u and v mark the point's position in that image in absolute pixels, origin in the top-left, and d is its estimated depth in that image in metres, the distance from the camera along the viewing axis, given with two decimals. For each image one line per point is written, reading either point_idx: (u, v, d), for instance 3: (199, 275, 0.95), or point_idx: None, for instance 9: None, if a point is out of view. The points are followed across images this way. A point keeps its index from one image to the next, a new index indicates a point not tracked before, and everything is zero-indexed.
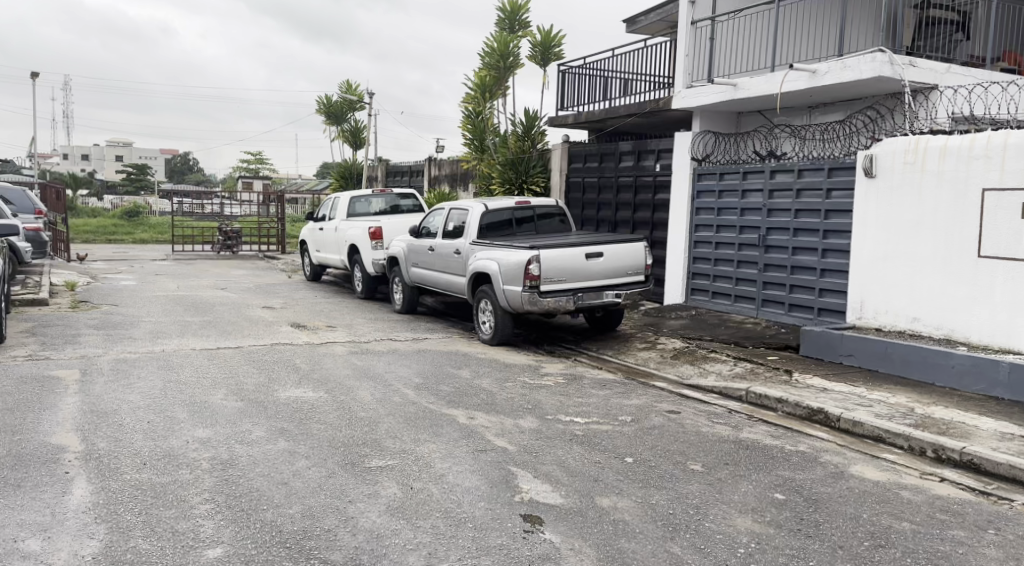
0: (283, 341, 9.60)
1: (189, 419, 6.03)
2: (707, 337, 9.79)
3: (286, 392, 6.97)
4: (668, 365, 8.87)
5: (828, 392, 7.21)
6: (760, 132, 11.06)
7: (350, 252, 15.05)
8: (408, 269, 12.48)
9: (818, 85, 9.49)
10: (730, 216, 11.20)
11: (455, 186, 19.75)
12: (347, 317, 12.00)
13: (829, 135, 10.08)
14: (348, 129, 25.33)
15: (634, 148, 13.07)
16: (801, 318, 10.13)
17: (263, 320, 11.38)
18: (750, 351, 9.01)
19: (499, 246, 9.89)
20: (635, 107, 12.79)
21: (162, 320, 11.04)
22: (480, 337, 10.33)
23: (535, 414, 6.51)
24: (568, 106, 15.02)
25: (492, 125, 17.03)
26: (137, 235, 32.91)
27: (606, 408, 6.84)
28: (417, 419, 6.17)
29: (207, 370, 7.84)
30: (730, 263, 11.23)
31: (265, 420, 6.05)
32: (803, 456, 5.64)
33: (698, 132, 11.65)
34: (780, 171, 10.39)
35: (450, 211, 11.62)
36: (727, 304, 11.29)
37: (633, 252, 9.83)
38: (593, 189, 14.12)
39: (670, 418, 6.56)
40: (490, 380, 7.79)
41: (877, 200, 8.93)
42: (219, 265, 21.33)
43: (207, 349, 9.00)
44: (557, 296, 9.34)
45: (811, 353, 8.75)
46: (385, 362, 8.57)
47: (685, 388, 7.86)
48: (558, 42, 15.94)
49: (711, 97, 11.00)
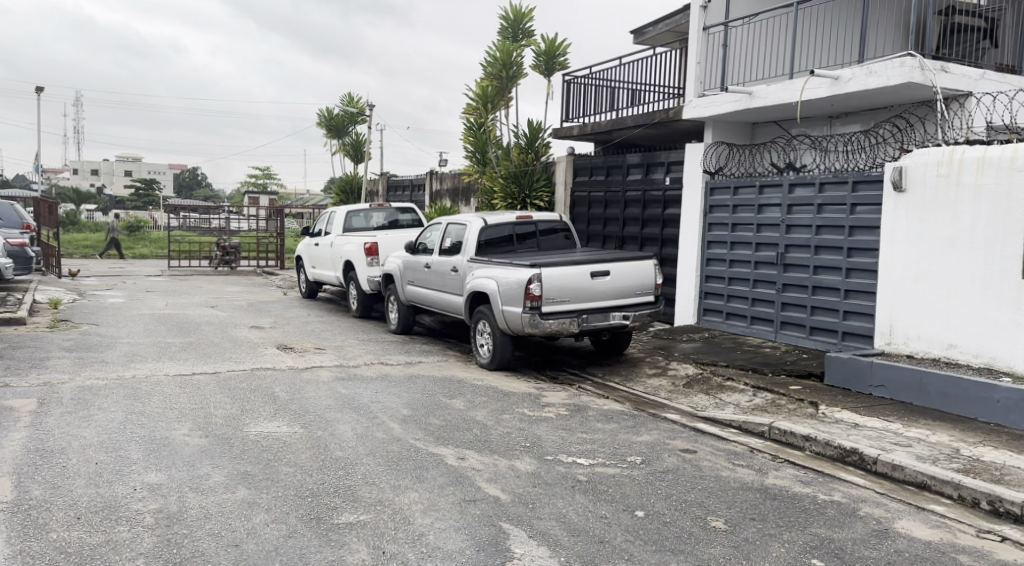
0: (265, 365, 8.93)
1: (143, 461, 5.34)
2: (723, 362, 9.09)
3: (258, 427, 6.28)
4: (681, 395, 8.16)
5: (861, 429, 6.50)
6: (778, 144, 10.39)
7: (345, 268, 14.41)
8: (404, 287, 11.83)
9: (841, 92, 8.82)
10: (746, 233, 10.52)
11: (456, 201, 19.16)
12: (338, 338, 11.34)
13: (853, 146, 9.41)
14: (349, 143, 24.80)
15: (643, 161, 12.43)
16: (823, 342, 9.41)
17: (249, 341, 10.73)
18: (769, 379, 8.30)
19: (498, 264, 9.23)
20: (644, 118, 12.15)
21: (140, 341, 10.39)
22: (477, 360, 9.65)
23: (533, 454, 5.81)
24: (573, 117, 14.44)
25: (495, 137, 16.42)
26: (136, 250, 32.39)
27: (614, 446, 6.13)
28: (399, 461, 5.48)
29: (176, 400, 7.16)
30: (745, 282, 10.54)
31: (227, 462, 5.36)
32: (840, 509, 4.92)
33: (710, 143, 10.98)
34: (800, 185, 9.72)
35: (447, 226, 10.97)
36: (743, 326, 10.59)
37: (643, 271, 9.17)
38: (599, 204, 13.47)
39: (685, 459, 5.85)
40: (485, 412, 7.09)
41: (907, 215, 8.24)
42: (214, 281, 20.72)
43: (182, 375, 8.31)
44: (560, 318, 8.66)
45: (837, 382, 8.05)
46: (373, 390, 7.88)
47: (700, 422, 7.15)
48: (563, 51, 15.35)
49: (724, 106, 10.35)
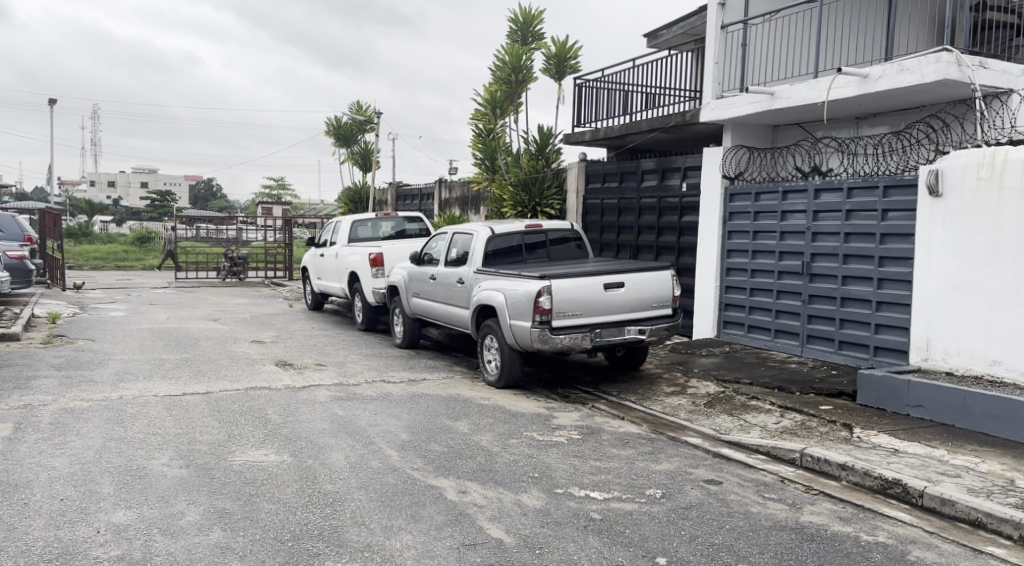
0: (261, 385, 8.45)
1: (113, 497, 4.86)
2: (746, 379, 8.52)
3: (244, 455, 5.79)
4: (702, 415, 7.60)
5: (901, 457, 5.94)
6: (801, 147, 9.84)
7: (350, 280, 13.96)
8: (409, 300, 11.35)
9: (870, 91, 8.28)
10: (768, 241, 9.97)
11: (465, 210, 18.71)
12: (341, 354, 10.85)
13: (883, 149, 8.86)
14: (357, 151, 24.43)
15: (658, 166, 11.92)
16: (853, 357, 8.83)
17: (247, 357, 10.27)
18: (797, 398, 7.76)
19: (505, 275, 8.72)
20: (659, 121, 11.63)
21: (134, 358, 9.95)
22: (485, 377, 9.14)
23: (542, 486, 5.28)
24: (584, 121, 13.95)
25: (504, 143, 15.96)
26: (146, 262, 32.20)
27: (630, 476, 5.59)
28: (394, 496, 4.96)
29: (161, 425, 6.69)
30: (768, 293, 9.98)
31: (204, 498, 4.87)
32: (887, 553, 4.36)
33: (729, 147, 10.44)
34: (827, 190, 9.18)
35: (454, 235, 10.50)
36: (766, 340, 10.02)
37: (660, 282, 8.64)
38: (612, 211, 12.95)
39: (710, 492, 5.31)
40: (491, 436, 6.57)
41: (944, 222, 7.67)
42: (220, 293, 20.31)
43: (171, 396, 7.84)
44: (572, 333, 8.14)
45: (871, 402, 7.48)
46: (372, 411, 7.38)
47: (724, 447, 6.60)
48: (574, 54, 14.87)
49: (745, 108, 9.82)
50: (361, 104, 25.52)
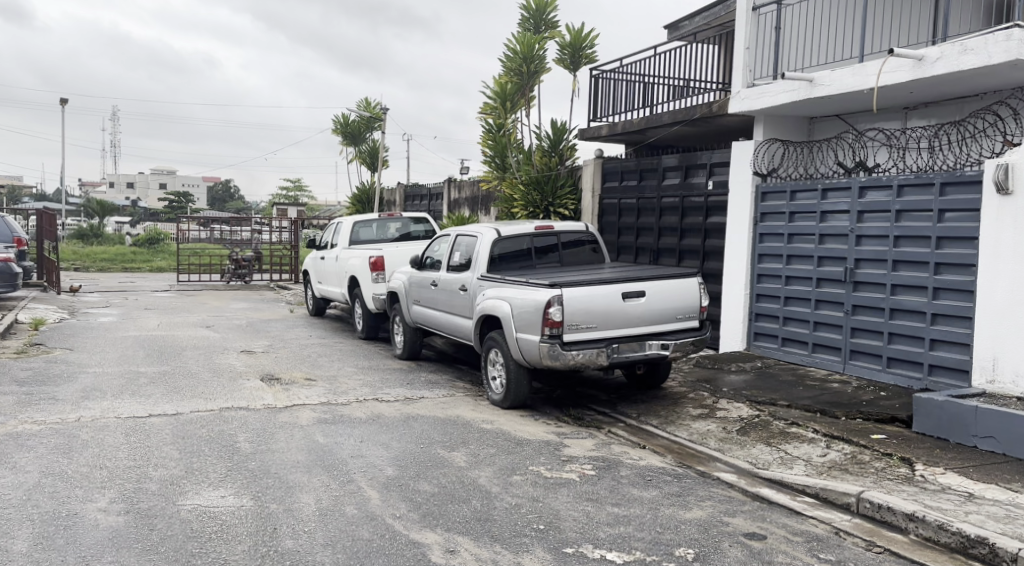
0: (238, 404, 7.57)
1: (22, 558, 3.96)
2: (783, 401, 7.56)
3: (197, 499, 4.89)
4: (735, 443, 6.65)
5: (981, 505, 4.96)
6: (843, 140, 8.87)
7: (350, 285, 13.10)
8: (409, 308, 10.48)
9: (925, 76, 7.29)
10: (805, 245, 9.00)
11: (476, 211, 17.81)
12: (334, 366, 9.98)
13: (939, 141, 7.84)
14: (365, 150, 23.59)
15: (681, 163, 10.96)
16: (904, 377, 7.81)
17: (231, 370, 9.40)
18: (844, 426, 6.80)
19: (511, 283, 7.80)
20: (683, 114, 10.68)
21: (108, 372, 9.11)
22: (489, 395, 8.22)
23: (550, 543, 4.36)
24: (601, 115, 13.01)
25: (516, 139, 15.06)
26: (151, 264, 31.50)
27: (655, 529, 4.64)
28: (366, 558, 4.05)
29: (112, 456, 5.80)
30: (806, 302, 8.99)
31: (134, 560, 3.98)
32: None
33: (761, 141, 9.48)
34: (873, 187, 8.19)
35: (457, 237, 9.61)
36: (803, 355, 9.03)
37: (686, 291, 7.68)
38: (630, 212, 12.00)
39: (754, 552, 4.36)
40: (490, 472, 5.65)
41: (1015, 224, 6.66)
42: (219, 297, 19.49)
43: (136, 418, 6.96)
44: (586, 348, 7.20)
45: (930, 431, 6.50)
46: (358, 438, 6.48)
47: (764, 487, 5.65)
48: (590, 42, 13.92)
49: (780, 97, 8.85)
50: (369, 101, 24.71)
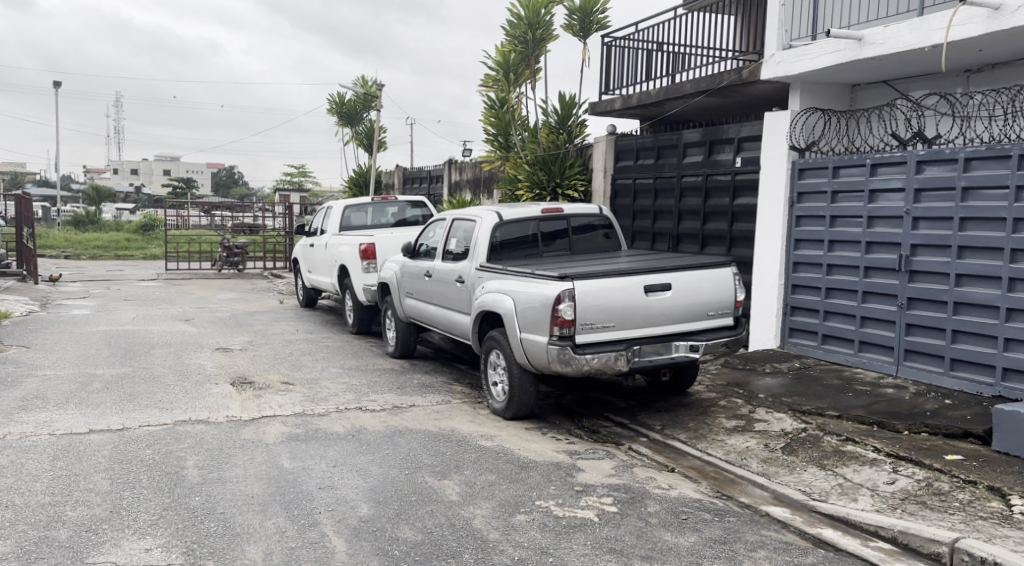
0: (198, 416, 6.53)
1: None
2: (832, 411, 6.47)
3: (111, 556, 3.83)
4: (781, 466, 5.57)
5: None
6: (896, 108, 7.72)
7: (340, 274, 12.04)
8: (401, 301, 9.40)
9: (1004, 28, 6.11)
10: (851, 228, 7.89)
11: (478, 194, 16.73)
12: (317, 367, 8.92)
13: (1016, 107, 6.69)
14: (361, 131, 22.47)
15: (705, 138, 9.82)
16: (971, 382, 6.70)
17: (200, 372, 8.34)
18: (911, 444, 5.72)
19: (515, 274, 6.72)
20: (707, 82, 9.52)
21: (60, 375, 8.05)
22: (489, 403, 7.16)
23: None
24: (613, 87, 11.86)
25: (520, 115, 13.89)
26: (145, 251, 30.47)
27: None
28: None
29: (24, 489, 4.73)
30: (852, 294, 7.89)
31: None
32: None
33: (798, 111, 8.36)
34: (932, 162, 7.04)
35: (453, 222, 8.51)
36: (847, 354, 7.94)
37: (719, 283, 6.59)
38: (647, 193, 10.89)
39: None
40: (487, 510, 4.57)
41: None
42: (208, 286, 18.42)
43: (72, 436, 5.90)
44: (602, 351, 6.11)
45: (1014, 450, 5.39)
46: (331, 461, 5.42)
47: (827, 528, 4.57)
48: (601, 6, 12.75)
49: (824, 59, 7.70)
50: (366, 78, 23.64)
